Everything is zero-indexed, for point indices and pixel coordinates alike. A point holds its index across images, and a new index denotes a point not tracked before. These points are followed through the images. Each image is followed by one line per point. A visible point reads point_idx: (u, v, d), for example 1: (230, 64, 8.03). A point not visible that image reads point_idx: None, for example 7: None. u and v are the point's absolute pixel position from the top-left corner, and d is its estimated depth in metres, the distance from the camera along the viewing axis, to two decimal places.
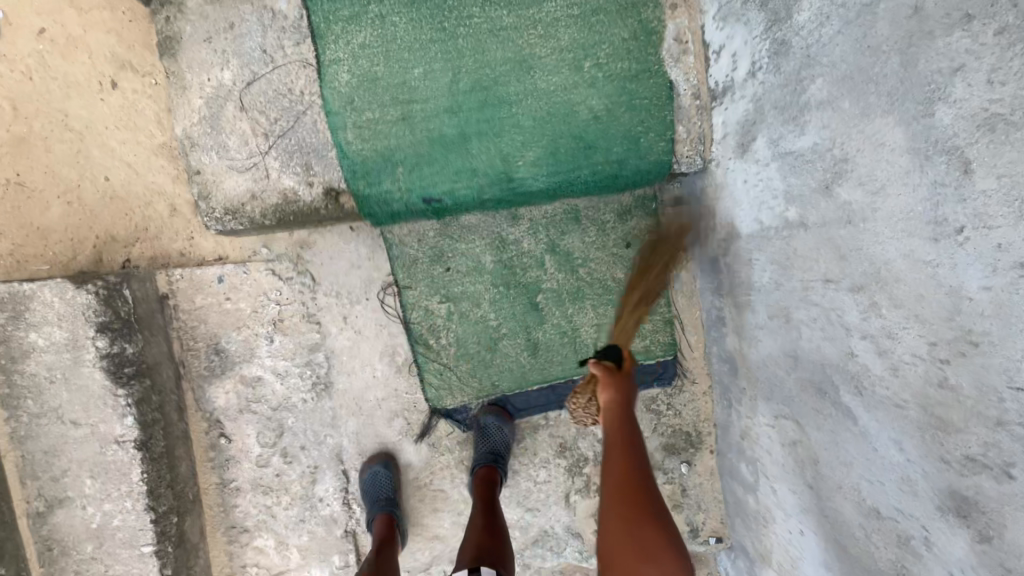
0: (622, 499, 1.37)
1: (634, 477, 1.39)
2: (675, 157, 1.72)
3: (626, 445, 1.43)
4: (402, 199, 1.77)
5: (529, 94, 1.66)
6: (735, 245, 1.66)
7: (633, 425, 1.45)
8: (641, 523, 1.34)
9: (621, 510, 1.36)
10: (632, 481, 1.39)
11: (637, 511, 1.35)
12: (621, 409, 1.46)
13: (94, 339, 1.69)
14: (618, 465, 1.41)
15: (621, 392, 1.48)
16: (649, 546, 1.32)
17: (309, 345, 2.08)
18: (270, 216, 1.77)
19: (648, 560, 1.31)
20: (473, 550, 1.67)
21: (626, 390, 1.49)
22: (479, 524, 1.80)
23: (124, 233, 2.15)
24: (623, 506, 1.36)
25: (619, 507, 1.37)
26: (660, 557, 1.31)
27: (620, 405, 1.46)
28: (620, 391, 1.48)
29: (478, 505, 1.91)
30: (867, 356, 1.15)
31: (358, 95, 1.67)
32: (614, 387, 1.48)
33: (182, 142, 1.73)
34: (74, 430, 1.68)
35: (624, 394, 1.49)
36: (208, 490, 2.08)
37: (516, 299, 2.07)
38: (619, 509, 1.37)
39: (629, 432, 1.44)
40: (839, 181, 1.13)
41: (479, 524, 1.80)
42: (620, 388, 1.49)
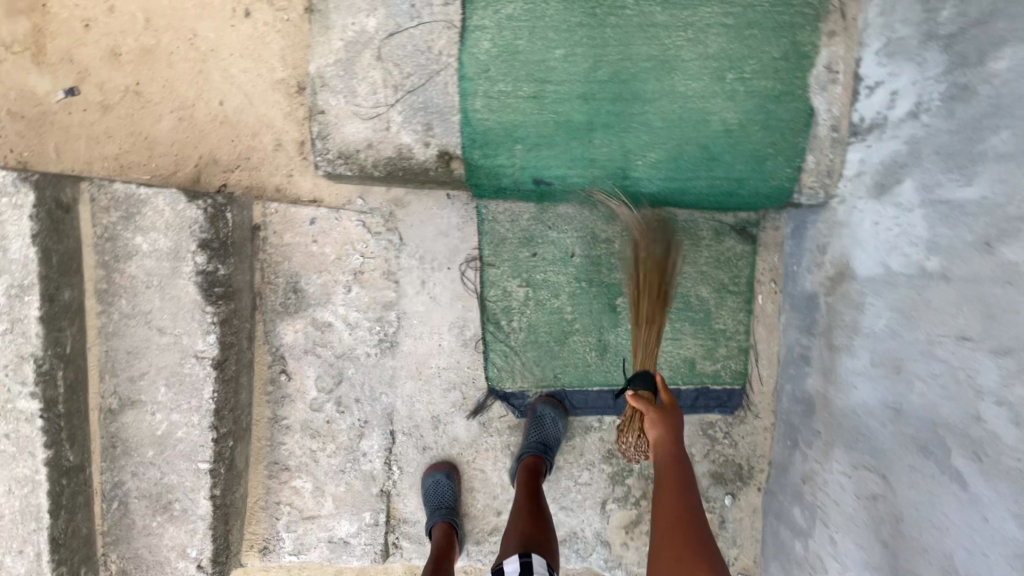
0: (673, 536, 1.40)
1: (684, 515, 1.42)
2: (797, 187, 1.68)
3: (679, 487, 1.47)
4: (513, 176, 1.77)
5: (664, 95, 1.64)
6: (844, 285, 1.61)
7: (687, 465, 1.52)
8: (694, 563, 1.34)
9: (676, 548, 1.37)
10: (683, 520, 1.41)
11: (688, 551, 1.36)
12: (672, 447, 1.52)
13: (194, 254, 1.73)
14: (670, 502, 1.45)
15: (665, 428, 1.55)
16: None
17: (383, 301, 2.10)
18: (381, 167, 1.79)
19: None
20: (516, 538, 1.68)
21: (669, 426, 1.54)
22: (524, 509, 1.82)
23: (226, 158, 2.19)
24: (676, 543, 1.38)
25: (673, 545, 1.39)
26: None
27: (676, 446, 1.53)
28: (666, 425, 1.54)
29: (523, 489, 1.91)
30: (997, 423, 1.12)
31: (495, 65, 1.67)
32: (661, 424, 1.54)
33: (314, 80, 1.74)
34: (160, 337, 1.72)
35: (675, 433, 1.55)
36: (260, 422, 2.12)
37: (593, 297, 2.06)
38: (672, 548, 1.38)
39: (682, 473, 1.49)
40: (1005, 240, 1.12)
41: (524, 510, 1.81)
42: (661, 423, 1.55)
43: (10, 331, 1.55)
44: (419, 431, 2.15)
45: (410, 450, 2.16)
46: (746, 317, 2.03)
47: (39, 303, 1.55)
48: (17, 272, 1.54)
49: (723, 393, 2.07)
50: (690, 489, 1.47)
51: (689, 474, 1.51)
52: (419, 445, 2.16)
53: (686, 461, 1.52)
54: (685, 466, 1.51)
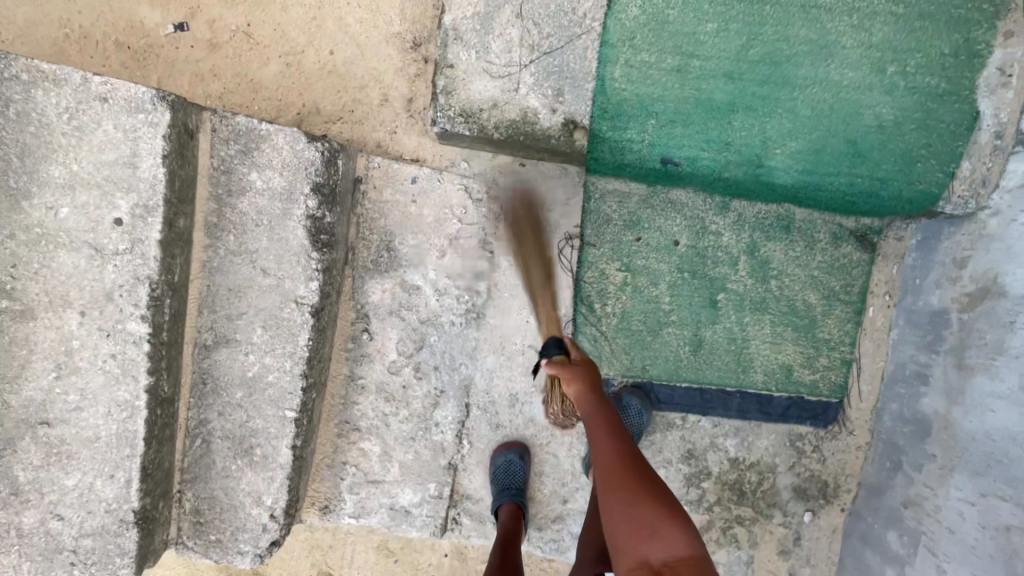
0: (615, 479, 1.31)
1: (621, 455, 1.34)
2: (946, 194, 1.59)
3: (609, 430, 1.39)
4: (640, 153, 1.70)
5: (817, 82, 1.56)
6: (988, 302, 1.53)
7: (603, 399, 1.44)
8: (641, 502, 1.26)
9: (620, 490, 1.29)
10: (620, 460, 1.33)
11: (632, 490, 1.28)
12: (585, 384, 1.46)
13: (306, 197, 1.69)
14: (603, 445, 1.37)
15: (581, 365, 1.50)
16: (655, 525, 1.23)
17: (475, 270, 2.04)
18: (502, 130, 1.73)
19: (656, 540, 1.21)
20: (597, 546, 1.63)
21: (585, 373, 1.47)
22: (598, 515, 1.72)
23: (330, 109, 2.15)
24: (617, 486, 1.30)
25: (612, 488, 1.30)
26: (667, 537, 1.21)
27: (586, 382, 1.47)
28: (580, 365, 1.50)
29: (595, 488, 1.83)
30: None
31: (641, 34, 1.60)
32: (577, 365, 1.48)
33: (447, 32, 1.69)
34: (263, 277, 1.68)
35: (589, 370, 1.49)
36: (336, 379, 2.08)
37: (694, 289, 1.98)
38: (614, 493, 1.30)
39: (604, 409, 1.42)
40: None
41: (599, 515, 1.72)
42: (576, 374, 1.47)
43: (129, 251, 1.50)
44: (494, 408, 2.10)
45: (483, 425, 2.11)
46: (853, 328, 1.94)
47: (160, 227, 1.51)
48: (144, 192, 1.50)
49: (819, 405, 1.98)
50: (610, 420, 1.40)
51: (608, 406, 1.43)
52: (493, 422, 2.10)
53: (601, 395, 1.45)
54: (602, 398, 1.44)
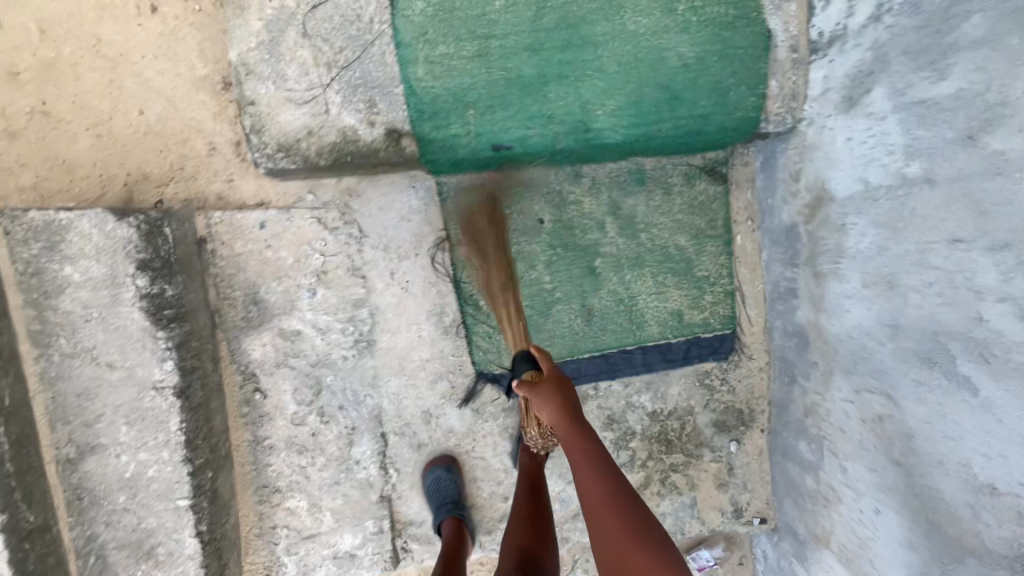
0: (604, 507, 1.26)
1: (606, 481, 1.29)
2: (764, 115, 1.61)
3: (591, 460, 1.33)
4: (469, 145, 1.65)
5: (616, 36, 1.55)
6: (824, 210, 1.57)
7: (584, 429, 1.39)
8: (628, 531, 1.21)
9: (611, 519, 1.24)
10: (604, 490, 1.28)
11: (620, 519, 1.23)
12: (565, 417, 1.40)
13: (134, 277, 1.57)
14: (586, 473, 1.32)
15: (552, 396, 1.43)
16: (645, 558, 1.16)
17: (353, 300, 1.97)
18: (326, 155, 1.66)
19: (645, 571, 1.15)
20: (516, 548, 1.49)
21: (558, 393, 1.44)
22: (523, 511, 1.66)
23: (158, 172, 2.00)
24: (601, 514, 1.25)
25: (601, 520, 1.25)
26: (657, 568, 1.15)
27: (565, 410, 1.42)
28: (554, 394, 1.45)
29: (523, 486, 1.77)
30: (1001, 322, 1.07)
31: (432, 26, 1.54)
32: (550, 394, 1.43)
33: (237, 68, 1.59)
34: (110, 372, 1.57)
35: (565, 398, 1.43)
36: (240, 447, 1.98)
37: (570, 262, 1.98)
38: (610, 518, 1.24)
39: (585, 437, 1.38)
40: (990, 128, 1.04)
41: (525, 514, 1.64)
42: (550, 397, 1.43)
43: None
44: (411, 429, 2.05)
45: (405, 449, 2.06)
46: (728, 259, 1.98)
47: None
48: None
49: (715, 340, 2.03)
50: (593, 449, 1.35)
51: (590, 436, 1.38)
52: (414, 443, 2.06)
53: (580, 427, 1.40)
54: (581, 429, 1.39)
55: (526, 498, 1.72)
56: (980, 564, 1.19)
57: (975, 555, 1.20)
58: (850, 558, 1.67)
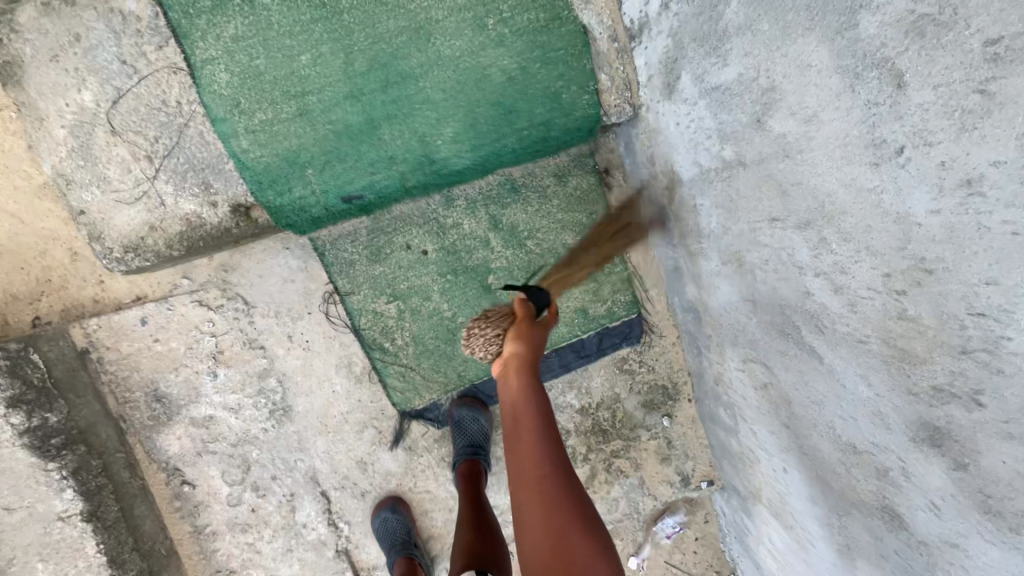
0: (542, 484, 1.25)
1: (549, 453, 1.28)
2: (602, 109, 1.60)
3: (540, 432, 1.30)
4: (319, 203, 1.61)
5: (433, 64, 1.51)
6: (679, 192, 1.56)
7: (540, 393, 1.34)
8: (563, 517, 1.21)
9: (546, 490, 1.24)
10: (549, 466, 1.26)
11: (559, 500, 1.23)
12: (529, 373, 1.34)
13: (7, 417, 1.53)
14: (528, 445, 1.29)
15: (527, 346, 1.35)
16: (578, 542, 1.18)
17: (257, 372, 1.94)
18: (177, 246, 1.59)
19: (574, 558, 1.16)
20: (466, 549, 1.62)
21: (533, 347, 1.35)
22: (469, 521, 1.76)
23: (26, 290, 1.90)
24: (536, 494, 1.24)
25: (535, 499, 1.24)
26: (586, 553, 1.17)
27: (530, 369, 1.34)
28: (531, 345, 1.35)
29: (464, 501, 1.87)
30: (823, 294, 1.08)
31: (243, 96, 1.48)
32: (527, 343, 1.35)
33: (56, 181, 1.52)
34: (8, 516, 1.55)
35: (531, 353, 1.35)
36: (183, 540, 1.97)
37: (463, 286, 1.95)
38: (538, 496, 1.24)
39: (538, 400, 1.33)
40: (770, 112, 1.03)
41: (470, 523, 1.75)
42: (530, 340, 1.35)
43: None
44: (350, 481, 2.05)
45: (350, 501, 2.06)
46: None
47: None
48: None
49: (624, 327, 2.04)
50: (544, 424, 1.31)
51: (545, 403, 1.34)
52: (357, 493, 2.06)
53: (537, 386, 1.35)
54: (537, 392, 1.34)
55: (468, 509, 1.82)
56: (863, 515, 1.22)
57: (857, 507, 1.24)
58: (779, 512, 1.71)
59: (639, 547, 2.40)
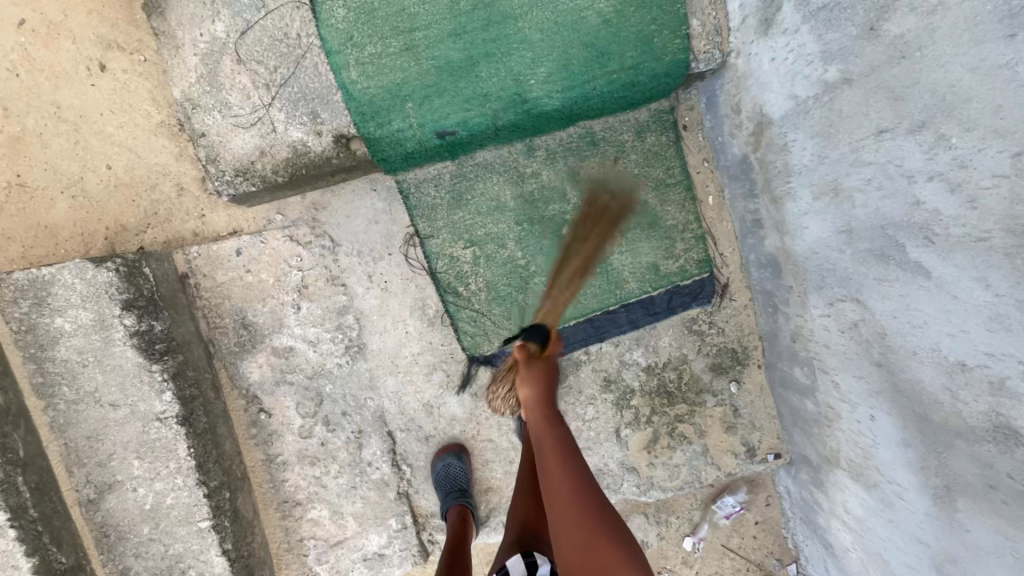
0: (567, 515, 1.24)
1: (572, 483, 1.28)
2: (692, 54, 1.65)
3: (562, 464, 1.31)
4: (415, 137, 1.70)
5: (533, 5, 1.60)
6: (766, 133, 1.56)
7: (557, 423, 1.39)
8: (591, 528, 1.21)
9: (572, 519, 1.23)
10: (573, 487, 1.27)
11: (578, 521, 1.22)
12: (541, 401, 1.41)
13: (121, 317, 1.65)
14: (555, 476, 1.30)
15: (536, 379, 1.42)
16: (608, 554, 1.16)
17: (337, 308, 2.02)
18: (282, 172, 1.71)
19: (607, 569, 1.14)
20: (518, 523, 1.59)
21: (542, 379, 1.42)
22: (525, 485, 1.67)
23: (134, 221, 2.06)
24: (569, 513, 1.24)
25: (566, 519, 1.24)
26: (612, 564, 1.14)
27: (544, 395, 1.41)
28: (539, 379, 1.42)
29: (525, 461, 1.76)
30: (936, 199, 1.07)
31: (357, 30, 1.61)
32: (534, 379, 1.42)
33: (183, 105, 1.66)
34: (114, 412, 1.66)
35: (546, 384, 1.43)
36: (256, 467, 2.04)
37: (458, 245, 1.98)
38: (570, 521, 1.23)
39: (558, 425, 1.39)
40: (886, 15, 1.07)
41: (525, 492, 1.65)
42: (534, 376, 1.42)
43: None
44: (415, 424, 2.09)
45: (414, 443, 2.10)
46: (693, 205, 1.98)
47: None
48: None
49: (695, 286, 2.03)
50: (565, 449, 1.34)
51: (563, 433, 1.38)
52: (421, 436, 2.09)
53: (554, 414, 1.40)
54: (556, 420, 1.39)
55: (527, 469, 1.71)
56: (969, 444, 1.18)
57: (964, 436, 1.19)
58: (859, 472, 1.65)
59: (696, 525, 2.32)
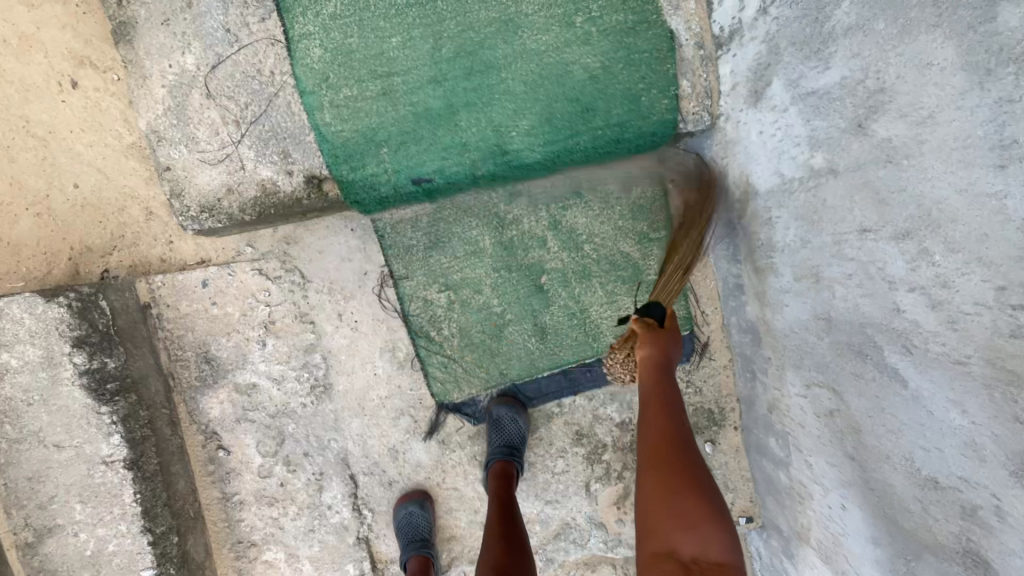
0: (664, 473, 1.26)
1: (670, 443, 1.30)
2: (681, 115, 1.59)
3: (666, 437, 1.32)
4: (390, 182, 1.64)
5: (518, 56, 1.55)
6: (752, 204, 1.50)
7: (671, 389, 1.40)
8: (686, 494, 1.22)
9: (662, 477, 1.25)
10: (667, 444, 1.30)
11: (679, 490, 1.23)
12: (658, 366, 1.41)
13: (71, 355, 1.66)
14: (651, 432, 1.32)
15: (654, 347, 1.43)
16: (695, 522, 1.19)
17: (304, 346, 1.95)
18: (249, 210, 1.63)
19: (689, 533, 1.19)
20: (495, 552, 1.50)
21: (659, 348, 1.43)
22: (496, 531, 1.60)
23: (100, 242, 1.97)
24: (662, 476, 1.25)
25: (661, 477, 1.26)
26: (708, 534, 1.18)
27: (658, 360, 1.41)
28: (656, 346, 1.43)
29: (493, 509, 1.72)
30: (916, 312, 1.02)
31: (333, 71, 1.55)
32: (653, 343, 1.43)
33: (148, 137, 1.60)
34: (59, 453, 1.68)
35: (663, 349, 1.44)
36: (210, 505, 1.97)
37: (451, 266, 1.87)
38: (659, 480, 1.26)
39: (665, 392, 1.38)
40: (874, 115, 1.01)
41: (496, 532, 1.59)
42: (652, 340, 1.43)
43: None
44: (379, 468, 2.02)
45: (377, 488, 2.03)
46: (676, 261, 1.90)
47: None
48: None
49: None
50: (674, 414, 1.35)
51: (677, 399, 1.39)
52: (384, 481, 2.03)
53: (667, 377, 1.41)
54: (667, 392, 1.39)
55: (496, 518, 1.66)
56: (937, 560, 1.13)
57: (931, 551, 1.14)
58: (828, 555, 1.60)
59: None
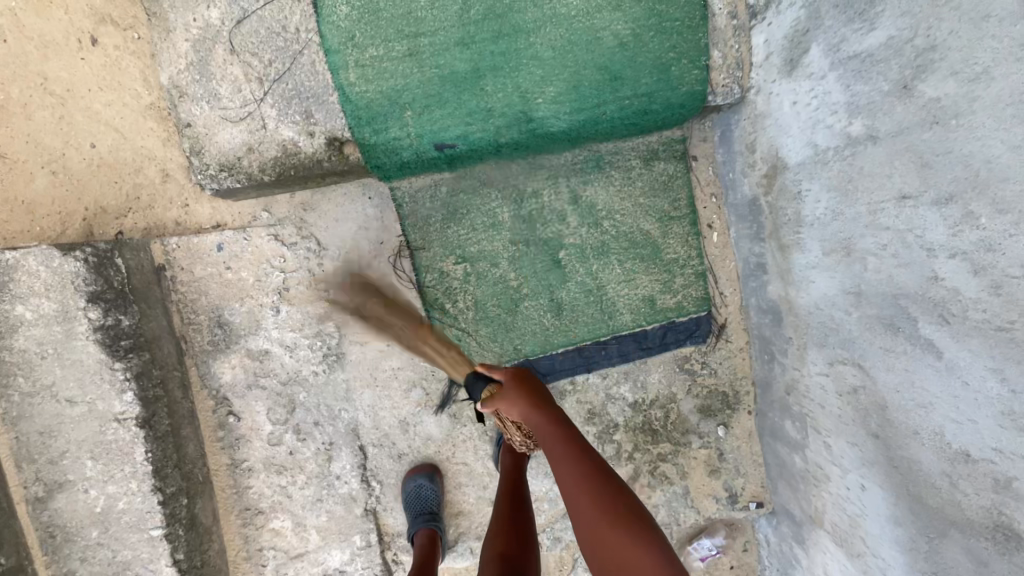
0: (588, 520, 1.16)
1: (584, 489, 1.18)
2: (710, 87, 1.56)
3: (580, 482, 1.19)
4: (412, 146, 1.61)
5: (548, 21, 1.53)
6: (779, 178, 1.47)
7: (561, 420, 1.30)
8: (613, 528, 1.12)
9: (590, 522, 1.15)
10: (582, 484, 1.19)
11: (605, 525, 1.13)
12: (538, 414, 1.31)
13: (86, 310, 1.65)
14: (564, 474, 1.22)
15: (521, 396, 1.33)
16: (632, 552, 1.09)
17: (318, 314, 1.93)
18: (269, 170, 1.60)
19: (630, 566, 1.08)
20: (500, 539, 1.37)
21: (520, 392, 1.34)
22: (503, 513, 1.47)
23: (116, 203, 1.95)
24: (591, 519, 1.15)
25: (591, 521, 1.15)
26: (644, 564, 1.08)
27: (539, 405, 1.32)
28: (524, 394, 1.34)
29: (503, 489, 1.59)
30: (957, 279, 1.00)
31: (359, 30, 1.54)
32: (520, 396, 1.33)
33: (170, 92, 1.58)
34: (71, 409, 1.67)
35: (533, 395, 1.34)
36: (219, 471, 1.96)
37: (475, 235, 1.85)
38: (587, 528, 1.15)
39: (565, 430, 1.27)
40: (922, 75, 1.00)
41: (504, 517, 1.44)
42: (517, 396, 1.34)
43: None
44: (390, 440, 2.01)
45: (386, 460, 2.02)
46: (695, 240, 1.89)
47: None
48: None
49: (691, 324, 1.94)
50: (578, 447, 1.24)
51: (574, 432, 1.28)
52: (394, 453, 2.02)
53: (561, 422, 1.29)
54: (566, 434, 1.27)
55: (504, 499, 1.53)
56: (964, 536, 1.11)
57: (959, 527, 1.12)
58: (843, 539, 1.58)
59: None
